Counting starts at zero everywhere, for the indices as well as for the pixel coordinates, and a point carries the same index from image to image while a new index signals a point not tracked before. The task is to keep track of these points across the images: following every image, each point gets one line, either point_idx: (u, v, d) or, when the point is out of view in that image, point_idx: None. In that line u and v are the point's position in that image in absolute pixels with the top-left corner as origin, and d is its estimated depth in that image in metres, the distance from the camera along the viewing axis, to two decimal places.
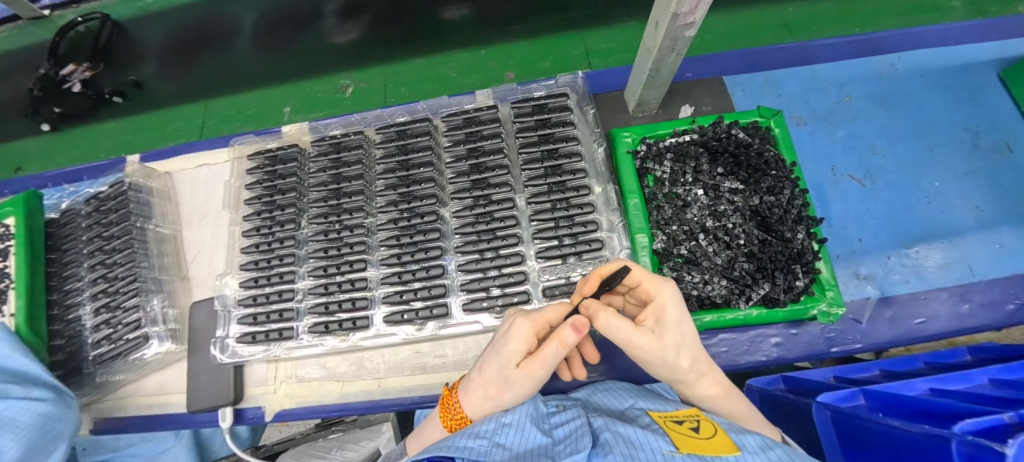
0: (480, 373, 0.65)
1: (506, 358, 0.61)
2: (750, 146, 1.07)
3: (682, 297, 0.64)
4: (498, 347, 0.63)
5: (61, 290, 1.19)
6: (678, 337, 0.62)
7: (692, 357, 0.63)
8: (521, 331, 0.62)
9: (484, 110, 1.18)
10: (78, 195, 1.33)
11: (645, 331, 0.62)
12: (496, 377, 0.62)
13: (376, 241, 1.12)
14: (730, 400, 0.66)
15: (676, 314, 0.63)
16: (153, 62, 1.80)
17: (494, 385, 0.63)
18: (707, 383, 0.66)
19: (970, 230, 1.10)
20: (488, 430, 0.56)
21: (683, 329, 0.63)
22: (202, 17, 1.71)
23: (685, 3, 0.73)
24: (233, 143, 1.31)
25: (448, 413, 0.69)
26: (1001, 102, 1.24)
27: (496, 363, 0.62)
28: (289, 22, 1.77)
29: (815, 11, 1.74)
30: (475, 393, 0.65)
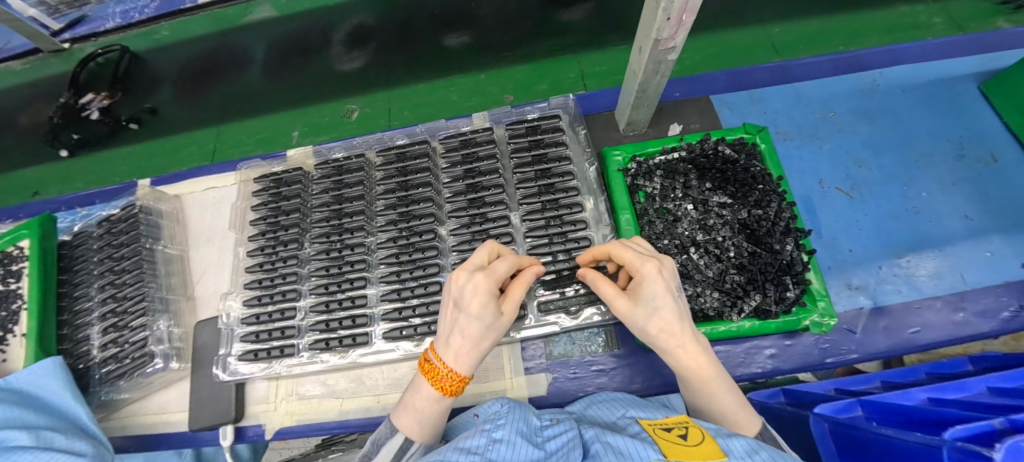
0: (468, 342, 0.65)
1: (492, 314, 0.65)
2: (737, 162, 1.11)
3: (662, 276, 0.63)
4: (480, 313, 0.63)
5: (71, 311, 1.23)
6: (650, 309, 0.63)
7: (666, 328, 0.63)
8: (491, 289, 0.65)
9: (480, 132, 1.23)
10: (91, 218, 1.38)
11: (623, 300, 0.68)
12: (488, 334, 0.66)
13: (375, 259, 1.15)
14: (707, 375, 0.62)
15: (649, 289, 0.63)
16: (169, 90, 1.80)
17: (489, 339, 0.66)
18: (682, 356, 0.63)
19: (959, 239, 1.11)
20: (479, 446, 0.57)
21: (658, 303, 0.62)
22: (215, 47, 1.63)
23: (666, 29, 0.79)
24: (240, 167, 1.35)
25: (439, 384, 0.65)
26: (982, 114, 1.28)
27: (486, 325, 0.65)
28: (300, 51, 1.73)
29: (800, 31, 1.81)
30: (470, 358, 0.65)
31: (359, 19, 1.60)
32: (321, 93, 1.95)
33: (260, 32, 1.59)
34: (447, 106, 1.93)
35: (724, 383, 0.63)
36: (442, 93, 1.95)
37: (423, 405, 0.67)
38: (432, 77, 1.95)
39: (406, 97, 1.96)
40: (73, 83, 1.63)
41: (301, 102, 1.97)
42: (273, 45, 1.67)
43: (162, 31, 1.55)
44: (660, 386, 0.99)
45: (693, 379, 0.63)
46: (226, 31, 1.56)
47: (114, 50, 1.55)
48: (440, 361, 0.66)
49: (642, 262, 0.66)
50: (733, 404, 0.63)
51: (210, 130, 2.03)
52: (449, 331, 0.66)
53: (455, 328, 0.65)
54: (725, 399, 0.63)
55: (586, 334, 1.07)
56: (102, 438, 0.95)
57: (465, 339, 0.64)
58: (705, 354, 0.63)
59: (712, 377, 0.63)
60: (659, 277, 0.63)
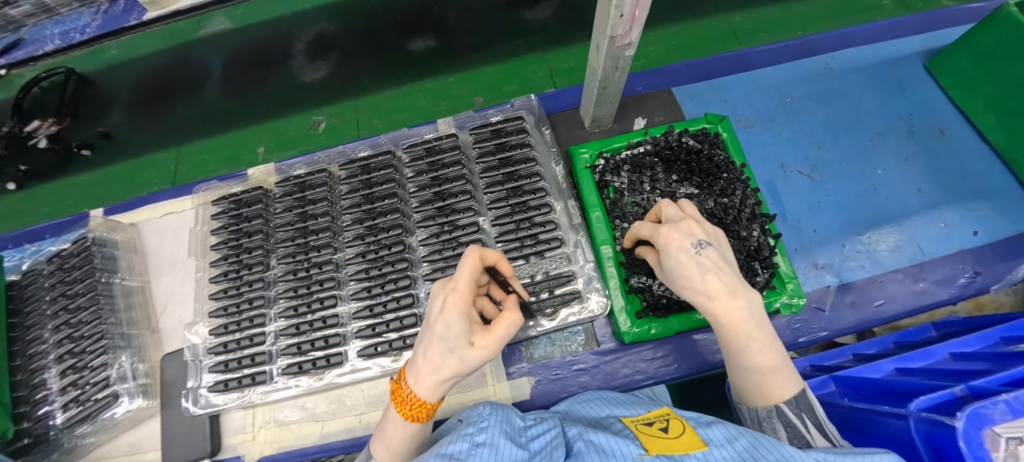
0: (429, 364, 0.59)
1: (459, 340, 0.57)
2: (701, 152, 1.12)
3: (677, 238, 0.66)
4: (440, 333, 0.57)
5: (24, 355, 1.16)
6: (670, 269, 0.67)
7: (690, 284, 0.63)
8: (463, 307, 0.58)
9: (443, 139, 1.21)
10: (40, 254, 1.31)
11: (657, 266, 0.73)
12: (451, 362, 0.57)
13: (345, 275, 1.12)
14: (739, 328, 0.60)
15: (666, 251, 0.67)
16: (122, 113, 1.72)
17: (449, 366, 0.58)
18: (710, 308, 0.62)
19: (915, 212, 1.16)
20: (461, 451, 0.57)
21: (677, 262, 0.65)
22: (170, 66, 1.56)
23: (620, 26, 0.79)
24: (197, 190, 1.30)
25: (403, 403, 0.63)
26: (929, 91, 1.33)
27: (445, 347, 0.57)
28: (259, 65, 1.67)
29: (758, 19, 1.84)
30: (427, 380, 0.59)
31: (319, 28, 1.55)
32: (286, 106, 1.89)
33: (215, 46, 1.52)
34: (418, 112, 1.89)
35: (758, 340, 0.60)
36: (411, 100, 1.92)
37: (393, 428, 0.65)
38: (400, 82, 1.92)
39: (375, 105, 1.93)
40: (15, 111, 1.53)
41: (265, 118, 1.92)
42: (233, 60, 1.61)
43: (110, 50, 1.45)
44: (641, 379, 1.00)
45: (722, 331, 0.62)
46: (177, 48, 1.49)
47: (60, 73, 1.44)
48: (408, 380, 0.62)
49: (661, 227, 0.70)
50: (766, 363, 0.60)
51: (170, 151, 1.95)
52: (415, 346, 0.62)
53: (420, 344, 0.60)
54: (756, 356, 0.60)
55: (565, 334, 1.06)
56: None
57: (427, 357, 0.59)
58: (742, 308, 0.60)
59: (747, 332, 0.60)
60: (672, 241, 0.66)
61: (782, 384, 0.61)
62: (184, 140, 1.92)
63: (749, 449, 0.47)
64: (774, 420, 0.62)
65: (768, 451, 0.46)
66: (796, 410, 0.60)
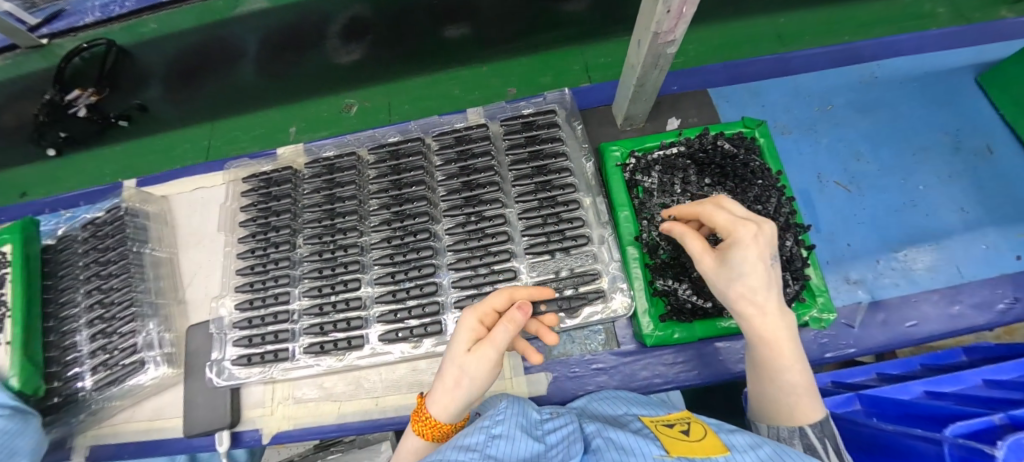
0: (439, 380, 0.63)
1: (457, 346, 0.63)
2: (736, 157, 1.10)
3: (762, 245, 0.56)
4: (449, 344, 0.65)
5: (57, 317, 1.20)
6: (733, 274, 0.58)
7: (747, 296, 0.57)
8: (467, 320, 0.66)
9: (474, 128, 1.20)
10: (75, 220, 1.34)
11: (709, 258, 0.62)
12: (450, 370, 0.61)
13: (370, 259, 1.13)
14: (783, 348, 0.57)
15: (742, 257, 0.56)
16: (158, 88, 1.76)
17: (449, 374, 0.61)
18: (755, 324, 0.58)
19: (956, 231, 1.12)
20: (478, 443, 0.56)
21: (748, 271, 0.56)
22: (206, 43, 1.58)
23: (665, 22, 0.76)
24: (228, 166, 1.32)
25: (418, 417, 0.65)
26: (979, 106, 1.27)
27: (449, 357, 0.64)
28: (294, 46, 1.69)
29: (802, 22, 1.79)
30: (438, 398, 0.62)
31: (355, 10, 1.56)
32: (319, 87, 1.89)
33: (251, 25, 1.54)
34: (449, 100, 1.87)
35: (796, 358, 0.59)
36: (444, 87, 1.90)
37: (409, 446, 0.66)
38: (433, 70, 1.90)
39: (407, 91, 1.91)
40: (58, 80, 1.58)
41: (295, 97, 1.91)
42: (268, 39, 1.63)
43: (149, 24, 1.50)
44: (659, 383, 0.99)
45: (764, 349, 0.59)
46: (214, 25, 1.51)
47: (101, 44, 1.49)
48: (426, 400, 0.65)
49: (742, 227, 0.58)
50: (801, 384, 0.59)
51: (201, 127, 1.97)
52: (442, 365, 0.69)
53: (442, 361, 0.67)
54: (793, 376, 0.58)
55: (585, 333, 1.06)
56: None
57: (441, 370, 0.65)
58: (786, 327, 0.58)
59: (789, 353, 0.58)
60: (755, 249, 0.55)
61: (812, 406, 0.60)
62: (215, 117, 1.93)
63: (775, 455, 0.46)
64: (798, 439, 0.61)
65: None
66: (820, 433, 0.58)
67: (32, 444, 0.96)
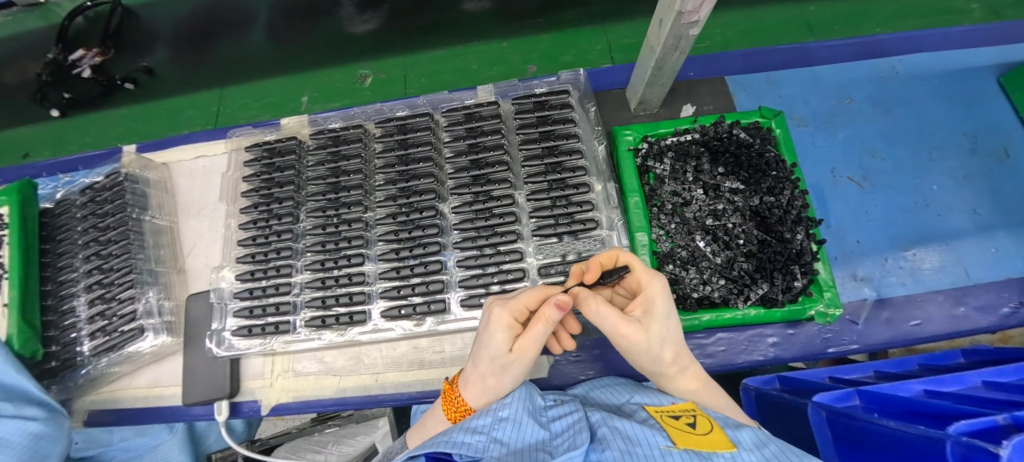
0: (476, 371, 0.69)
1: (498, 348, 0.64)
2: (751, 147, 1.08)
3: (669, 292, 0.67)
4: (486, 344, 0.66)
5: (55, 281, 1.19)
6: (663, 330, 0.65)
7: (676, 351, 0.68)
8: (497, 321, 0.66)
9: (484, 106, 1.17)
10: (73, 185, 1.31)
11: (632, 324, 0.64)
12: (494, 370, 0.66)
13: (374, 236, 1.12)
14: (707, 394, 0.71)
15: (665, 311, 0.65)
16: (165, 47, 1.77)
17: (492, 370, 0.67)
18: (683, 377, 0.71)
19: (965, 233, 1.10)
20: (485, 425, 0.58)
21: (668, 321, 0.66)
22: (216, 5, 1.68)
23: (691, 1, 0.72)
24: (231, 134, 1.29)
25: (451, 405, 0.71)
26: (999, 108, 1.25)
27: (489, 356, 0.66)
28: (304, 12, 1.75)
29: (828, 12, 1.75)
30: (475, 384, 0.69)
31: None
32: (333, 58, 1.83)
33: None
34: (467, 76, 1.81)
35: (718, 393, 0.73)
36: (461, 61, 1.83)
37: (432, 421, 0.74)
38: (451, 42, 1.84)
39: (423, 63, 1.84)
40: (63, 38, 1.58)
41: (309, 66, 1.83)
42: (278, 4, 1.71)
43: None
44: None
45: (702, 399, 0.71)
46: None
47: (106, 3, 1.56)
48: (459, 384, 0.72)
49: (652, 282, 0.67)
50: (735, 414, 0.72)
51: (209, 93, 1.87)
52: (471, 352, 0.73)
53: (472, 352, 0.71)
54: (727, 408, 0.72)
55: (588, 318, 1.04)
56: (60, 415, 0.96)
57: (473, 360, 0.69)
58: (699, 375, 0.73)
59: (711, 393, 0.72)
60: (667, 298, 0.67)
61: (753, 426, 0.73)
62: (223, 83, 1.85)
63: (782, 455, 0.46)
64: None
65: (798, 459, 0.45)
66: None
67: (61, 450, 0.93)
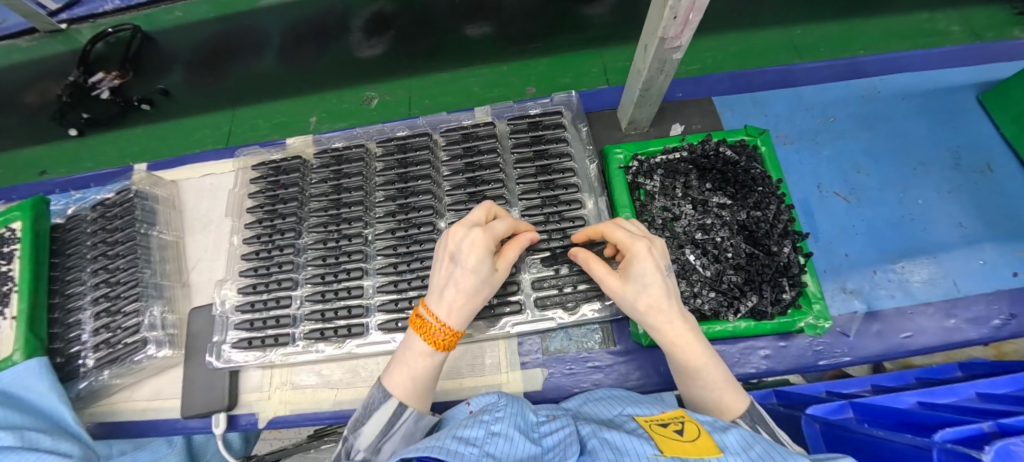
0: (463, 296, 0.71)
1: (490, 270, 0.73)
2: (737, 164, 1.12)
3: (653, 251, 0.70)
4: (477, 267, 0.71)
5: (63, 294, 1.22)
6: (639, 284, 0.69)
7: (655, 306, 0.68)
8: (490, 245, 0.73)
9: (481, 126, 1.23)
10: (85, 201, 1.36)
11: (613, 276, 0.73)
12: (483, 289, 0.74)
13: (373, 250, 1.15)
14: (690, 352, 0.67)
15: (640, 267, 0.68)
16: (182, 71, 1.81)
17: (482, 290, 0.73)
18: (666, 331, 0.68)
19: (953, 246, 1.13)
20: (477, 437, 0.59)
21: (647, 277, 0.68)
22: (233, 30, 1.66)
23: (672, 28, 0.78)
24: (238, 153, 1.34)
25: (432, 334, 0.70)
26: (980, 125, 1.29)
27: (479, 279, 0.72)
28: (317, 34, 1.72)
29: (814, 36, 1.82)
30: (462, 310, 0.72)
31: (378, 6, 1.65)
32: (341, 79, 1.92)
33: (275, 17, 1.63)
34: (469, 96, 1.90)
35: (709, 357, 0.67)
36: (463, 84, 1.93)
37: (414, 362, 0.71)
38: (455, 66, 1.94)
39: (427, 85, 1.94)
40: (82, 61, 1.64)
41: (318, 88, 1.95)
42: (291, 29, 1.70)
43: (176, 11, 1.59)
44: (654, 384, 1.00)
45: (678, 354, 0.68)
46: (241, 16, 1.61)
47: (126, 30, 1.57)
48: (435, 317, 0.71)
49: (633, 241, 0.71)
50: (718, 378, 0.66)
51: (225, 114, 1.98)
52: (443, 284, 0.73)
53: (450, 281, 0.72)
54: (711, 373, 0.66)
55: (583, 331, 1.07)
56: (85, 439, 1.00)
57: (459, 288, 0.71)
58: (692, 334, 0.68)
59: (698, 354, 0.67)
60: (646, 256, 0.69)
61: (735, 398, 0.65)
62: (236, 105, 1.96)
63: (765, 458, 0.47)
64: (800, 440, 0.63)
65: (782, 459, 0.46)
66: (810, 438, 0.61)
67: None
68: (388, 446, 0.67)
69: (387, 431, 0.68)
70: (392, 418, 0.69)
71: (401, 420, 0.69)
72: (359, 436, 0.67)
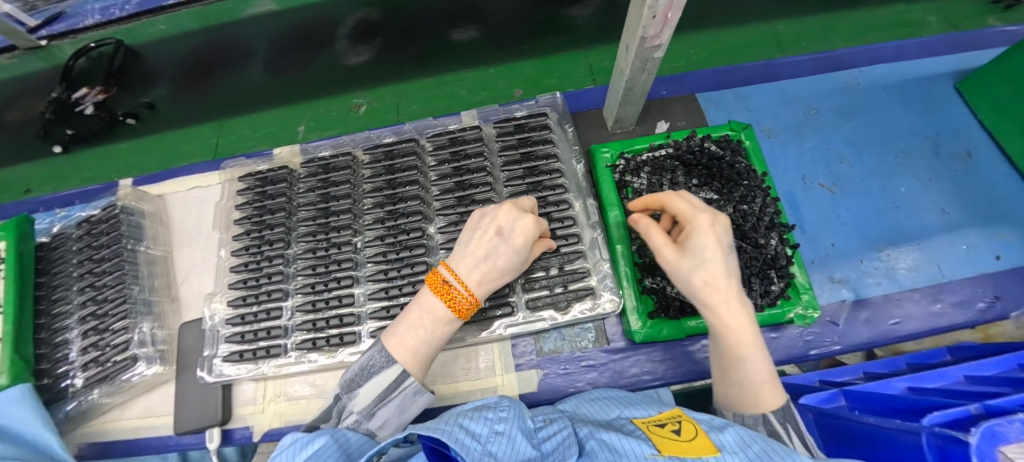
0: (494, 271, 0.82)
1: (525, 257, 0.85)
2: (722, 159, 1.13)
3: (718, 229, 0.67)
4: (518, 248, 0.82)
5: (49, 314, 1.20)
6: (697, 259, 0.66)
7: (712, 285, 0.65)
8: (535, 232, 0.84)
9: (467, 130, 1.23)
10: (71, 218, 1.35)
11: (671, 247, 0.71)
12: (511, 272, 0.85)
13: (363, 257, 1.15)
14: (741, 336, 0.63)
15: (704, 241, 0.66)
16: (166, 84, 1.79)
17: (510, 274, 0.85)
18: (720, 310, 0.64)
19: (936, 232, 1.15)
20: (481, 434, 0.60)
21: (707, 253, 0.65)
22: (218, 45, 1.67)
23: (651, 27, 0.79)
24: (224, 166, 1.33)
25: (458, 300, 0.79)
26: (958, 112, 1.31)
27: (514, 260, 0.83)
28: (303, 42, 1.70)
29: (796, 30, 1.84)
30: (488, 285, 0.83)
31: (363, 13, 1.65)
32: (327, 87, 1.91)
33: (257, 26, 1.63)
34: (456, 100, 1.90)
35: (758, 346, 0.64)
36: (450, 88, 1.93)
37: (432, 327, 0.78)
38: (441, 70, 1.94)
39: (415, 91, 1.93)
40: (65, 78, 1.62)
41: (305, 97, 1.93)
42: (279, 38, 1.70)
43: (158, 24, 1.58)
44: (649, 380, 1.01)
45: (730, 337, 0.64)
46: (226, 28, 1.62)
47: (108, 44, 1.55)
48: (464, 285, 0.80)
49: (699, 214, 0.69)
50: (762, 374, 0.63)
51: (215, 125, 1.95)
52: (482, 256, 0.81)
53: (492, 254, 0.81)
54: (755, 363, 0.63)
55: (576, 330, 1.07)
56: None
57: (496, 264, 0.82)
58: (747, 317, 0.64)
59: (749, 340, 0.63)
60: (711, 232, 0.67)
61: (772, 394, 0.63)
62: (222, 114, 1.93)
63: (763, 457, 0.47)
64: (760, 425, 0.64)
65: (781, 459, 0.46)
66: (784, 420, 0.62)
67: None
68: (382, 411, 0.75)
69: (385, 397, 0.75)
70: (391, 386, 0.75)
71: (401, 388, 0.75)
72: (357, 397, 0.75)
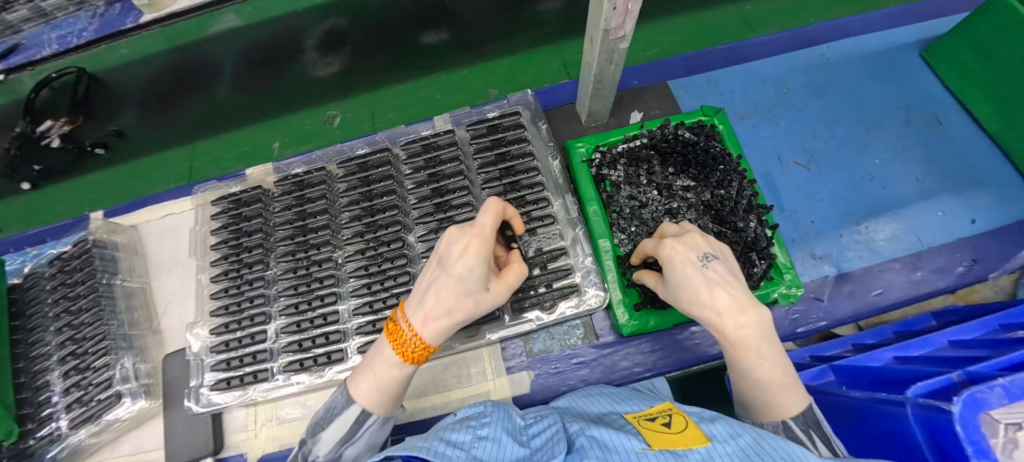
0: (440, 306, 0.66)
1: (479, 285, 0.68)
2: (696, 144, 1.13)
3: (684, 249, 0.68)
4: (461, 276, 0.66)
5: (28, 357, 1.17)
6: (676, 283, 0.68)
7: (697, 302, 0.64)
8: (482, 252, 0.68)
9: (441, 135, 1.22)
10: (43, 256, 1.32)
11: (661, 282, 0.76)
12: (466, 303, 0.68)
13: (345, 273, 1.13)
14: (748, 346, 0.60)
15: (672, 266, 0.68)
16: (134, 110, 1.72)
17: (463, 309, 0.68)
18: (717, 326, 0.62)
19: (912, 201, 1.16)
20: (464, 442, 0.59)
21: (682, 274, 0.66)
22: (184, 63, 1.56)
23: (613, 19, 0.78)
24: (196, 190, 1.30)
25: (401, 342, 0.67)
26: (926, 80, 1.33)
27: (463, 290, 0.67)
28: (270, 59, 1.67)
29: (763, 10, 1.85)
30: (439, 322, 0.67)
31: (330, 23, 1.56)
32: (300, 102, 1.90)
33: (222, 46, 1.53)
34: (431, 105, 1.90)
35: (766, 354, 0.60)
36: (425, 92, 1.93)
37: (380, 371, 0.68)
38: (415, 75, 1.93)
39: (388, 99, 1.94)
40: (29, 110, 1.53)
41: (280, 112, 1.92)
42: (244, 55, 1.61)
43: (121, 49, 1.44)
44: (640, 371, 1.01)
45: (733, 349, 0.62)
46: (191, 47, 1.50)
47: (70, 73, 1.44)
48: (409, 324, 0.67)
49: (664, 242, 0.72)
50: (775, 382, 0.60)
51: (185, 148, 1.95)
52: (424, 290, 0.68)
53: (431, 288, 0.67)
54: (767, 370, 0.59)
55: (564, 328, 1.07)
56: None
57: (438, 299, 0.66)
58: (755, 328, 0.60)
59: (756, 350, 0.60)
60: (678, 254, 0.68)
61: (788, 400, 0.60)
62: (193, 137, 1.92)
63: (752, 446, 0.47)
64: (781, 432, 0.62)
65: (770, 447, 0.46)
66: (803, 427, 0.59)
67: None
68: (351, 450, 0.70)
69: (350, 439, 0.70)
70: (355, 427, 0.70)
71: (366, 425, 0.70)
72: (320, 441, 0.70)
